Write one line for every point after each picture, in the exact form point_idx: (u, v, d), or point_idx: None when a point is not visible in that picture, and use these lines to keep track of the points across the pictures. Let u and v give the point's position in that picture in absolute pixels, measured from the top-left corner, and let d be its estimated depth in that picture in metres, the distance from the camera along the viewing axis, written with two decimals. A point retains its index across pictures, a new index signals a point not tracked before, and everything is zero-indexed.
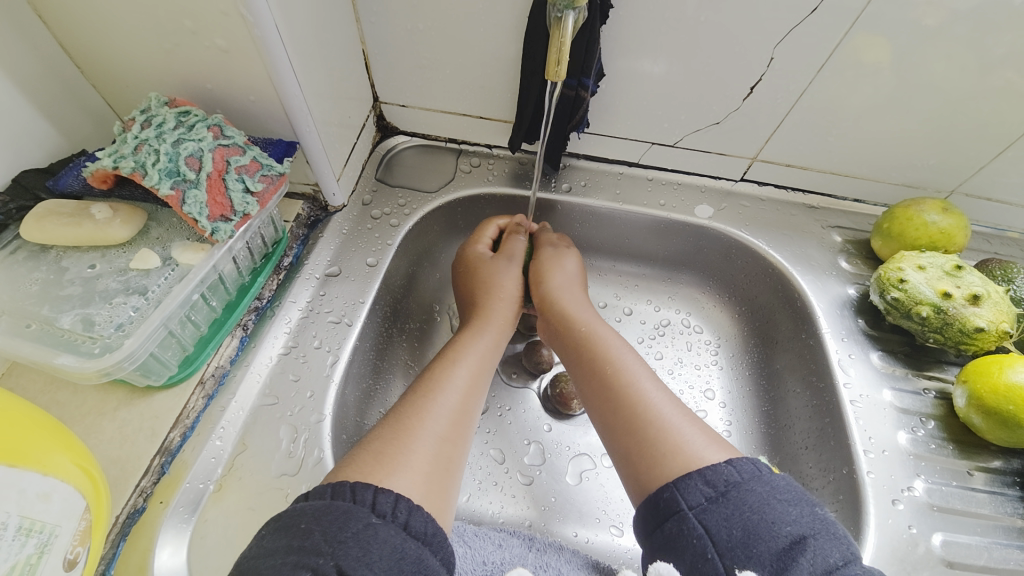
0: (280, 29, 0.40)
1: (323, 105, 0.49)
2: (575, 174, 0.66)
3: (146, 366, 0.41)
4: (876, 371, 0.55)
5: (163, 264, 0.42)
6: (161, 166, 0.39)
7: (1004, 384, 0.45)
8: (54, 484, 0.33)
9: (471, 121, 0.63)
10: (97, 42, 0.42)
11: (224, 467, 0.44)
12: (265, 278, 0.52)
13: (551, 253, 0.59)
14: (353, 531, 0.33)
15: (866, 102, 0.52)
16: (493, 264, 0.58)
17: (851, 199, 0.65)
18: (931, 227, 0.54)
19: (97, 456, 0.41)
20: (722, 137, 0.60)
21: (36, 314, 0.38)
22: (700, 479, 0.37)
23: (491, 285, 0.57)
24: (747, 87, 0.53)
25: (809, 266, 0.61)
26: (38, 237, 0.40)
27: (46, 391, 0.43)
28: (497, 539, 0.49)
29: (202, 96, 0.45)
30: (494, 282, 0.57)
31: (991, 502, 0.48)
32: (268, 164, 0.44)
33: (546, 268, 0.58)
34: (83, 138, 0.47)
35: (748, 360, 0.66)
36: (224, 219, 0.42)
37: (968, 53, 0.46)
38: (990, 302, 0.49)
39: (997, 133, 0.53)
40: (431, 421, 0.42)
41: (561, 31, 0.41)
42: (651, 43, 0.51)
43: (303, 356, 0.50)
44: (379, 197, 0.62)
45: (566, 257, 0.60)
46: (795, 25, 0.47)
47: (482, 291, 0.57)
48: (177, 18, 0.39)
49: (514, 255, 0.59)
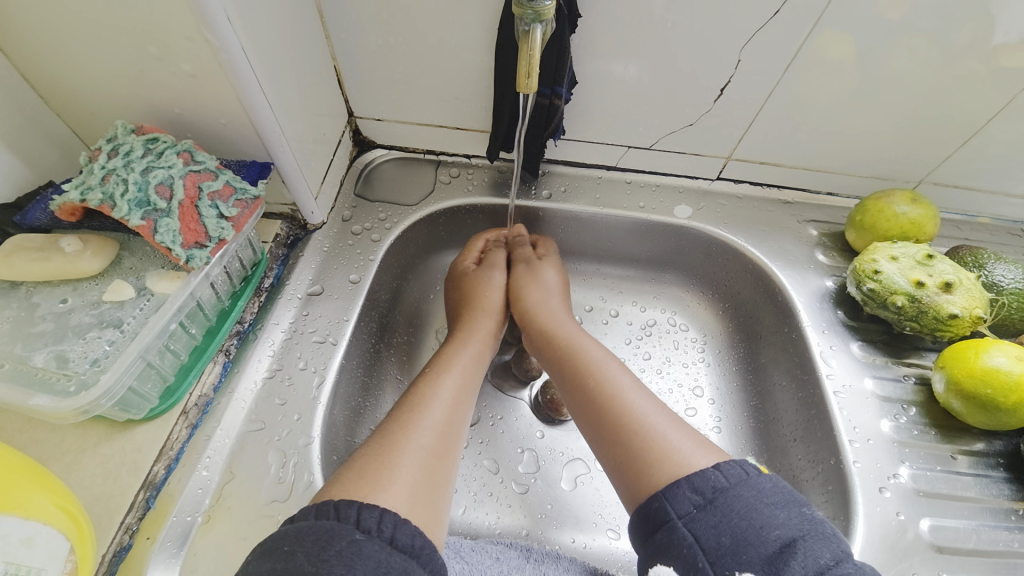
0: (247, 50, 0.39)
1: (295, 124, 0.49)
2: (554, 180, 0.67)
3: (125, 400, 0.40)
4: (858, 361, 0.56)
5: (138, 294, 0.41)
6: (131, 196, 0.38)
7: (980, 368, 0.46)
8: (36, 527, 0.32)
9: (448, 132, 0.63)
10: (58, 69, 0.41)
11: (211, 498, 0.43)
12: (245, 301, 0.51)
13: (524, 271, 0.59)
14: (337, 549, 0.32)
15: (834, 98, 0.54)
16: (477, 276, 0.60)
17: (825, 193, 0.66)
18: (901, 218, 0.56)
19: (79, 495, 0.40)
20: (696, 138, 0.60)
21: (8, 354, 0.37)
22: (687, 487, 0.37)
23: (476, 295, 0.58)
24: (718, 88, 0.54)
25: (788, 260, 0.62)
26: (6, 273, 0.39)
27: (24, 431, 0.42)
28: (494, 552, 0.49)
29: (172, 121, 0.45)
30: (478, 290, 0.59)
31: (977, 485, 0.49)
32: (242, 187, 0.44)
33: (522, 284, 0.59)
34: (50, 168, 0.46)
35: (735, 355, 0.67)
36: (199, 246, 0.41)
37: (928, 47, 0.48)
38: (963, 289, 0.50)
39: (960, 123, 0.54)
40: (416, 435, 0.42)
41: (530, 44, 0.41)
42: (621, 48, 0.51)
43: (289, 378, 0.49)
44: (359, 212, 0.62)
45: (541, 271, 0.60)
46: (760, 27, 0.48)
47: (468, 301, 0.58)
48: (140, 44, 0.38)
49: (497, 265, 0.61)
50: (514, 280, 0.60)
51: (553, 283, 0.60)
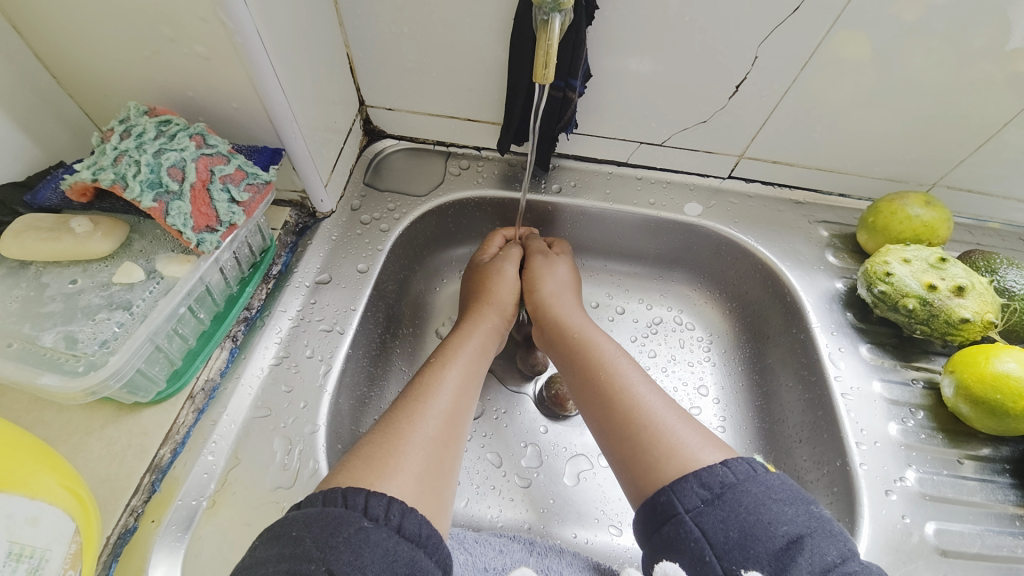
0: (262, 34, 0.39)
1: (307, 111, 0.48)
2: (564, 174, 0.66)
3: (133, 383, 0.40)
4: (866, 363, 0.55)
5: (148, 277, 0.41)
6: (143, 177, 0.38)
7: (990, 373, 0.46)
8: (42, 507, 0.32)
9: (459, 123, 0.62)
10: (71, 48, 0.41)
11: (217, 482, 0.43)
12: (254, 287, 0.51)
13: (541, 262, 0.59)
14: (344, 536, 0.32)
15: (850, 98, 0.53)
16: (492, 267, 0.59)
17: (837, 194, 0.66)
18: (915, 221, 0.55)
19: (85, 476, 0.40)
20: (709, 136, 0.60)
21: (17, 333, 0.37)
22: (695, 481, 0.37)
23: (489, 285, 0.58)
24: (733, 86, 0.53)
25: (797, 261, 0.62)
26: (16, 252, 0.39)
27: (30, 410, 0.42)
28: (497, 545, 0.49)
29: (184, 104, 0.44)
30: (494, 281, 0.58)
31: (982, 490, 0.49)
32: (253, 172, 0.43)
33: (538, 275, 0.58)
34: (61, 149, 0.46)
35: (740, 355, 0.67)
36: (209, 230, 0.41)
37: (948, 48, 0.47)
38: (975, 293, 0.50)
39: (977, 126, 0.54)
40: (422, 423, 0.42)
41: (547, 34, 0.40)
42: (637, 42, 0.51)
43: (296, 365, 0.49)
44: (367, 202, 0.62)
45: (555, 265, 0.59)
46: (779, 24, 0.47)
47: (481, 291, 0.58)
48: (154, 25, 0.38)
49: (513, 258, 0.60)
50: (530, 272, 0.59)
51: (565, 277, 0.59)
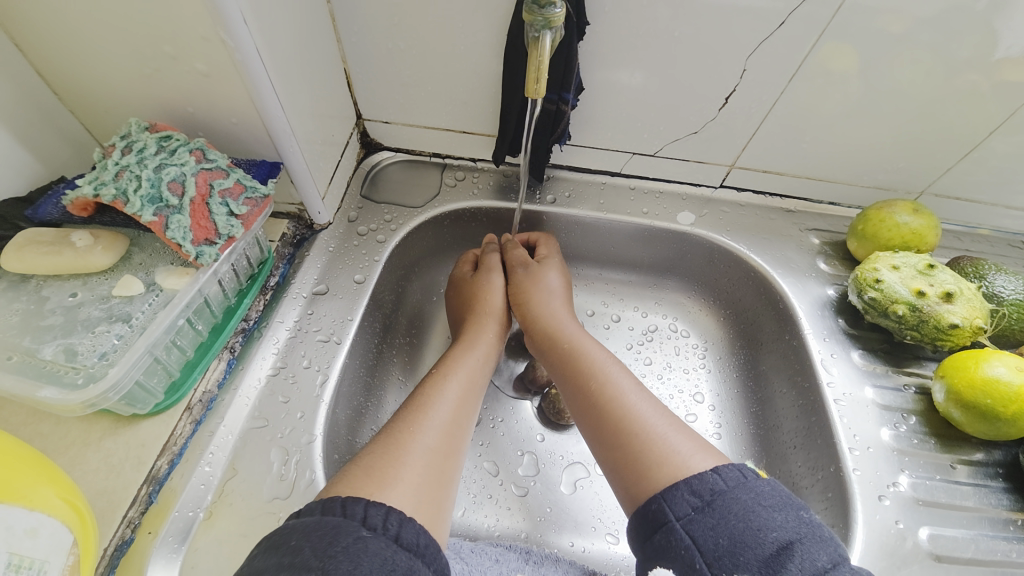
0: (261, 52, 0.40)
1: (306, 125, 0.49)
2: (558, 184, 0.67)
3: (131, 395, 0.41)
4: (859, 369, 0.56)
5: (147, 289, 0.42)
6: (143, 192, 0.38)
7: (980, 377, 0.47)
8: (41, 518, 0.33)
9: (454, 136, 0.63)
10: (73, 66, 0.42)
11: (214, 493, 0.43)
12: (251, 299, 0.52)
13: (524, 275, 0.59)
14: (343, 545, 0.32)
15: (837, 108, 0.54)
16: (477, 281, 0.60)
17: (827, 202, 0.67)
18: (903, 228, 0.56)
19: (83, 488, 0.40)
20: (700, 146, 0.61)
21: (17, 346, 0.37)
22: (686, 489, 0.37)
23: (478, 300, 0.59)
24: (722, 98, 0.54)
25: (789, 268, 0.63)
26: (17, 266, 0.40)
27: (29, 423, 0.43)
28: (493, 554, 0.49)
29: (184, 120, 0.45)
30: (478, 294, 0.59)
31: (976, 494, 0.49)
32: (252, 186, 0.44)
33: (523, 288, 0.59)
34: (62, 164, 0.47)
35: (735, 362, 0.67)
36: (209, 243, 0.41)
37: (931, 60, 0.48)
38: (963, 299, 0.50)
39: (962, 135, 0.55)
40: (421, 434, 0.42)
41: (539, 50, 0.41)
42: (628, 55, 0.52)
43: (292, 376, 0.50)
44: (364, 213, 0.62)
45: (542, 274, 0.60)
46: (765, 37, 0.48)
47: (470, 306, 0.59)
48: (155, 43, 0.39)
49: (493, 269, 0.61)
50: (514, 284, 0.59)
51: (556, 284, 0.60)
